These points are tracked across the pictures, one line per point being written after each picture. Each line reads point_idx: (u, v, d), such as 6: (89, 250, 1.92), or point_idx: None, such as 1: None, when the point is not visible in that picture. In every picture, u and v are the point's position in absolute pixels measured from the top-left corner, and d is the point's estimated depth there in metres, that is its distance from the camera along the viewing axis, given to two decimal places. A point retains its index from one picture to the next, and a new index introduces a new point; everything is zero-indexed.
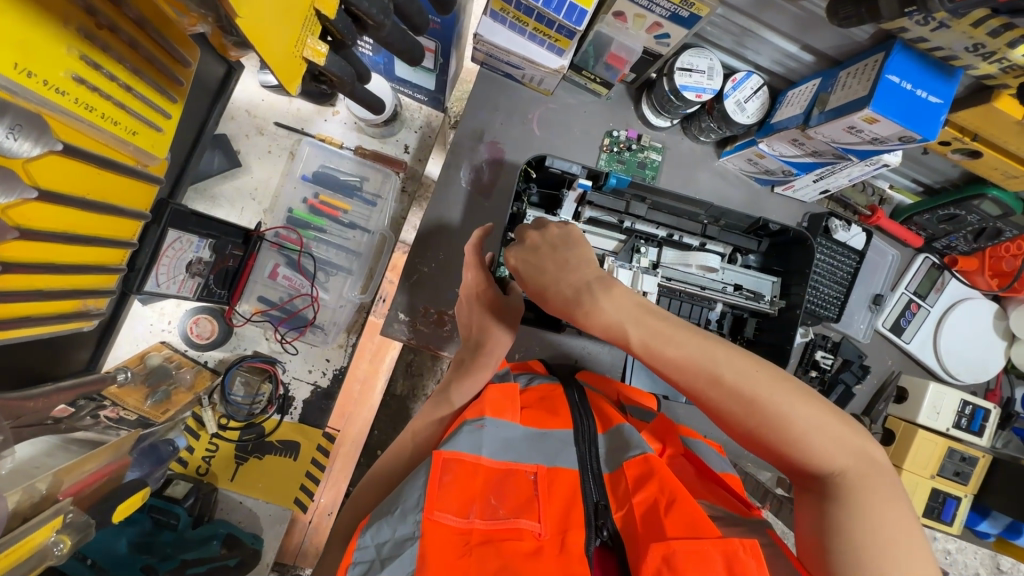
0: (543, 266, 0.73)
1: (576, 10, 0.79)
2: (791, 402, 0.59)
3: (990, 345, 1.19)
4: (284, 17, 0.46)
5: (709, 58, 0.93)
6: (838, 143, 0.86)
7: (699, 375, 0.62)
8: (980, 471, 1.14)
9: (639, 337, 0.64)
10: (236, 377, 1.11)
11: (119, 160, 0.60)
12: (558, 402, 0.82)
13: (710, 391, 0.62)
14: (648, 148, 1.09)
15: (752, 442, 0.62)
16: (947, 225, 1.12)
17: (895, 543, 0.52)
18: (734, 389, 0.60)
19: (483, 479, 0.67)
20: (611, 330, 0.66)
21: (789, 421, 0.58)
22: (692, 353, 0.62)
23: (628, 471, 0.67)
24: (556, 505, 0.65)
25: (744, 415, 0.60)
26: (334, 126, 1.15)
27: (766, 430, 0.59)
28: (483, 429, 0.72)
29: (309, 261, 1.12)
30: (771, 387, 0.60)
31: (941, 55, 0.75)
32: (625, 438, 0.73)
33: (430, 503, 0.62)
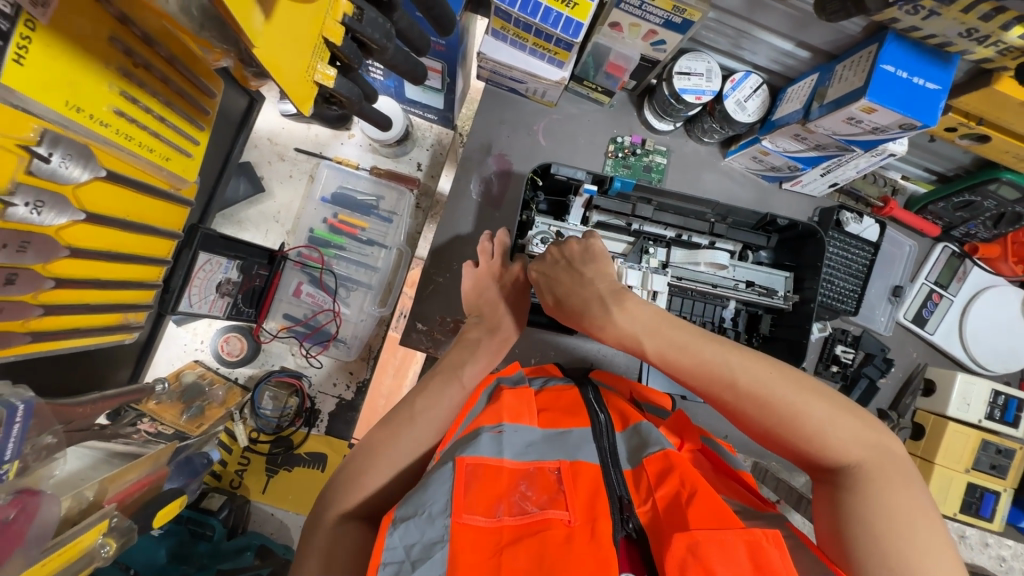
0: (559, 278, 0.80)
1: (572, 23, 0.83)
2: (803, 399, 0.60)
3: (1018, 332, 1.16)
4: (297, 44, 0.50)
5: (707, 61, 0.96)
6: (840, 135, 0.87)
7: (713, 380, 0.64)
8: (1018, 465, 1.10)
9: (654, 347, 0.68)
10: (265, 391, 1.16)
11: (153, 183, 0.66)
12: (573, 403, 0.83)
13: (725, 395, 0.64)
14: (653, 152, 1.10)
15: (767, 440, 0.64)
16: (963, 212, 1.11)
17: (913, 532, 0.52)
18: (747, 391, 0.62)
19: (507, 481, 0.68)
20: (626, 342, 0.71)
21: (805, 418, 0.60)
22: (705, 360, 0.65)
23: (648, 468, 0.69)
24: (582, 494, 0.66)
25: (759, 416, 0.62)
26: (350, 149, 1.21)
27: (780, 428, 0.61)
28: (502, 433, 0.73)
29: (330, 277, 1.19)
30: (783, 386, 0.61)
31: (936, 42, 0.75)
32: (645, 436, 0.75)
33: (457, 507, 0.64)
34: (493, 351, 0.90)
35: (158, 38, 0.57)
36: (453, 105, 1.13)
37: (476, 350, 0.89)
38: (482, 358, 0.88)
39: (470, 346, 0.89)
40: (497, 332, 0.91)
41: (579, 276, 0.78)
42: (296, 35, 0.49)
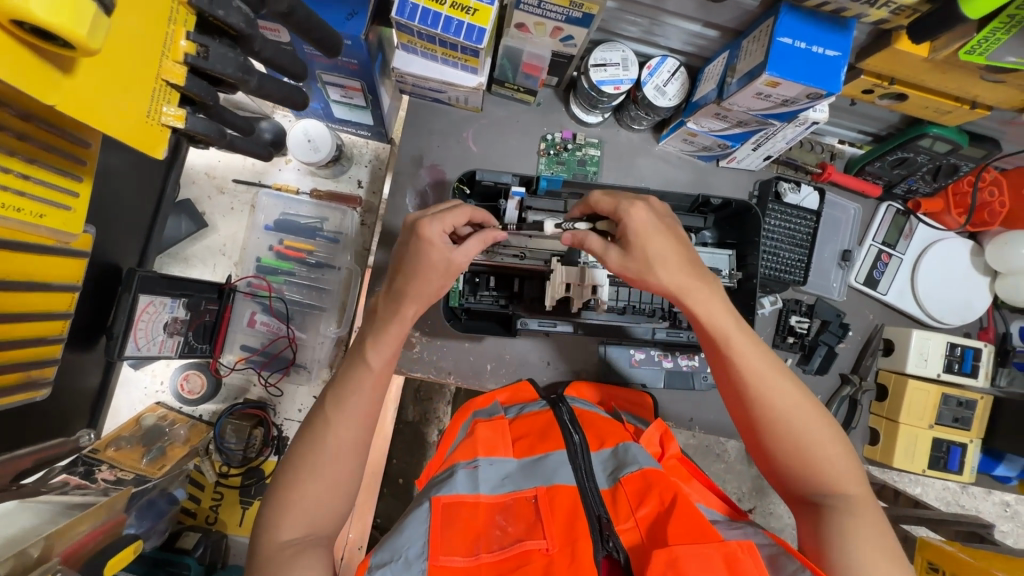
0: (659, 250, 0.75)
1: (475, 30, 0.84)
2: (828, 433, 0.73)
3: (972, 282, 1.15)
4: (126, 94, 0.52)
5: (621, 50, 0.96)
6: (755, 110, 0.87)
7: (769, 394, 0.74)
8: (982, 415, 1.09)
9: (738, 349, 0.76)
10: (227, 424, 1.15)
11: (24, 239, 0.66)
12: (546, 425, 0.87)
13: (773, 408, 0.74)
14: (585, 146, 1.10)
15: (780, 458, 0.75)
16: (900, 170, 1.11)
17: (884, 555, 0.65)
18: (791, 411, 0.74)
19: (484, 515, 0.72)
20: (712, 327, 0.76)
21: (824, 448, 0.72)
22: (770, 378, 0.75)
23: (627, 487, 0.73)
24: (559, 521, 0.70)
25: (791, 432, 0.73)
26: (288, 174, 1.21)
27: (803, 448, 0.73)
28: (478, 468, 0.78)
29: (281, 304, 1.19)
30: (817, 418, 0.74)
31: (831, 8, 0.75)
32: (623, 455, 0.79)
33: (433, 549, 0.67)
34: (394, 336, 0.77)
35: (5, 97, 0.58)
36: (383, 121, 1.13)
37: (389, 326, 0.77)
38: (385, 344, 0.77)
39: (383, 321, 0.78)
40: (410, 295, 0.76)
41: (684, 256, 0.76)
42: (125, 87, 0.52)
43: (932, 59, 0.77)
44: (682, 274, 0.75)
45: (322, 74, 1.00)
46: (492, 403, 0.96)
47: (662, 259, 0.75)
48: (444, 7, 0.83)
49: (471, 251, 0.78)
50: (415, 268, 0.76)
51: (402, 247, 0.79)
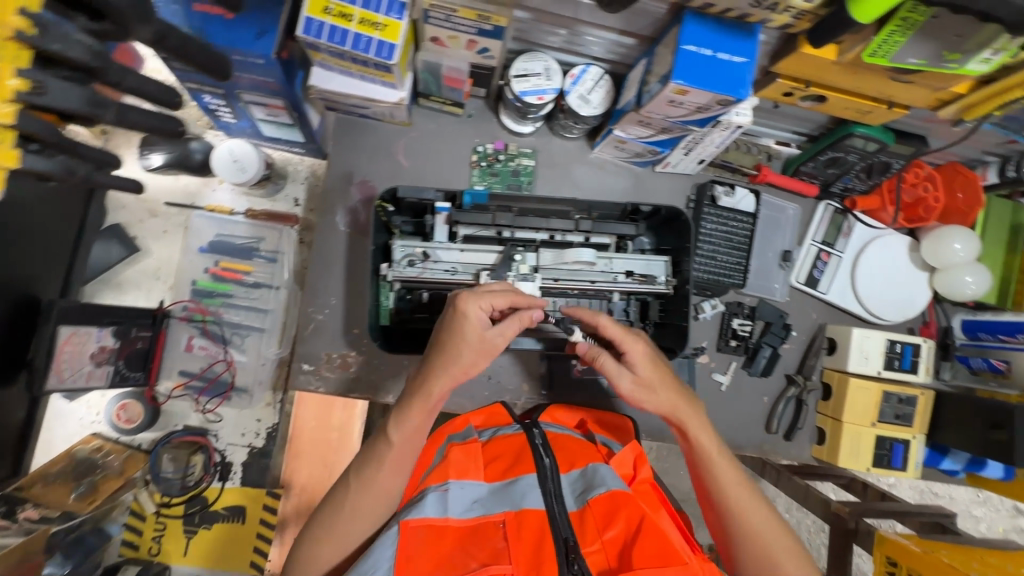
0: (652, 364, 0.87)
1: (385, 45, 0.83)
2: (784, 533, 0.82)
3: (912, 278, 1.15)
4: None
5: (543, 60, 0.95)
6: (673, 117, 0.86)
7: (736, 494, 0.83)
8: (923, 410, 1.09)
9: (709, 453, 0.86)
10: (163, 454, 1.11)
11: None
12: (519, 448, 0.86)
13: (738, 508, 0.82)
14: (518, 156, 1.10)
15: (743, 557, 0.81)
16: (834, 169, 1.11)
17: None
18: (755, 511, 0.82)
19: (452, 538, 0.74)
20: (689, 432, 0.86)
21: (781, 546, 0.80)
22: (736, 479, 0.84)
23: (595, 508, 0.76)
24: (526, 545, 0.72)
25: (754, 530, 0.81)
26: (222, 194, 1.19)
27: (765, 545, 0.80)
28: (448, 491, 0.78)
29: (217, 327, 1.17)
30: (775, 518, 0.83)
31: (734, 14, 0.74)
32: (592, 477, 0.81)
33: (399, 566, 0.71)
34: (423, 411, 0.83)
35: None
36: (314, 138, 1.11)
37: (423, 399, 0.83)
38: (413, 417, 0.82)
39: (415, 395, 0.83)
40: (444, 369, 0.82)
41: (669, 374, 0.88)
42: None
43: (840, 62, 0.77)
44: (668, 386, 0.87)
45: (243, 94, 0.98)
46: (465, 427, 0.92)
47: (656, 387, 0.86)
48: (352, 24, 0.82)
49: (506, 330, 0.83)
50: (450, 347, 0.82)
51: (447, 316, 0.84)
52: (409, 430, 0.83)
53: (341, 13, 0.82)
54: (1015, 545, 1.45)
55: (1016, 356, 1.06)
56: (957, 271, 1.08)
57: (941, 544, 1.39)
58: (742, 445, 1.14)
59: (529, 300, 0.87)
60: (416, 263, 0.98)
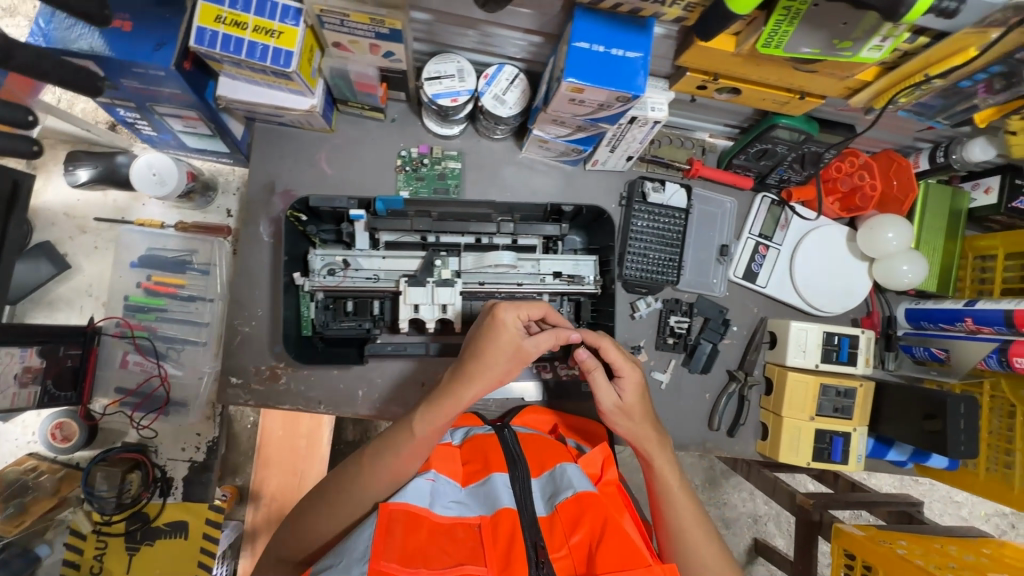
0: (635, 390, 0.88)
1: (282, 53, 0.81)
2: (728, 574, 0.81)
3: (852, 268, 1.13)
4: None
5: (455, 61, 0.93)
6: (581, 115, 0.85)
7: (690, 528, 0.83)
8: (864, 402, 1.07)
9: (670, 481, 0.86)
10: (97, 473, 1.10)
11: None
12: (492, 451, 0.87)
13: (690, 542, 0.82)
14: (444, 159, 1.08)
15: None
16: (766, 161, 1.09)
17: None
18: (706, 546, 0.82)
19: (428, 533, 0.72)
20: (658, 463, 0.87)
21: None
22: (691, 512, 0.84)
23: (562, 513, 0.76)
24: (498, 546, 0.71)
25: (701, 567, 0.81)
26: (152, 208, 1.18)
27: None
28: (435, 483, 0.81)
29: (150, 341, 1.15)
30: (721, 556, 0.82)
31: (625, 8, 0.73)
32: (559, 480, 0.81)
33: (375, 555, 0.66)
34: (448, 412, 0.83)
35: None
36: (239, 148, 1.10)
37: (452, 401, 0.83)
38: (440, 416, 0.82)
39: (447, 396, 0.83)
40: (477, 375, 0.82)
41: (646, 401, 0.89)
42: None
43: (740, 53, 0.75)
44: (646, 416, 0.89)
45: (156, 106, 0.97)
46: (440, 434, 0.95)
47: (637, 412, 0.88)
48: (246, 32, 0.80)
49: (541, 342, 0.84)
50: (487, 354, 0.82)
51: (482, 324, 0.85)
52: (436, 429, 0.83)
53: (234, 21, 0.80)
54: (977, 533, 1.43)
55: (954, 345, 1.05)
56: (895, 260, 1.06)
57: (899, 533, 1.38)
58: (685, 443, 1.13)
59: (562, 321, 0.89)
60: (337, 272, 0.98)
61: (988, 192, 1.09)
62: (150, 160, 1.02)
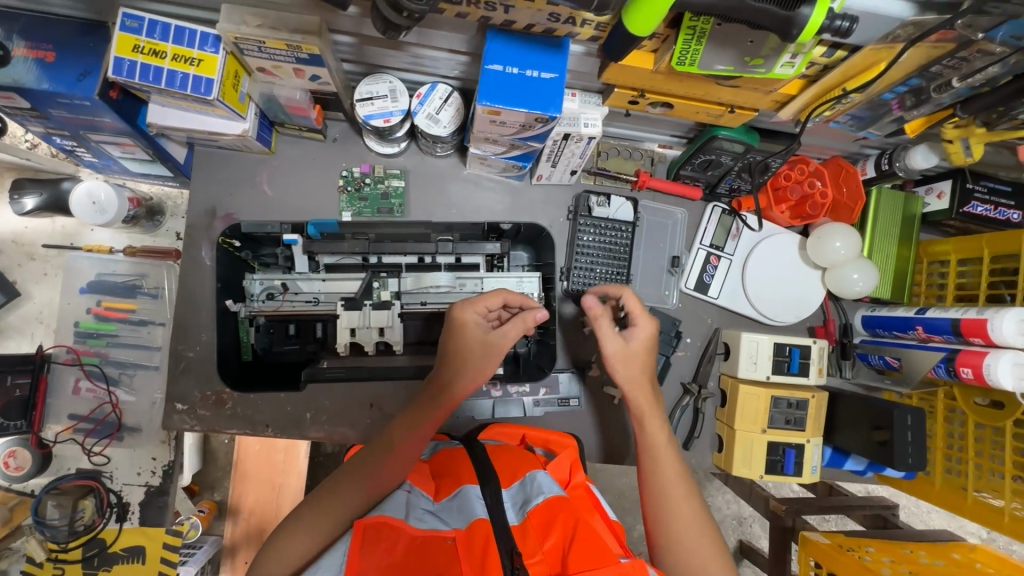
0: (635, 339, 0.89)
1: (202, 80, 0.81)
2: (713, 540, 0.77)
3: (805, 277, 1.12)
4: None
5: (387, 81, 0.92)
6: (508, 134, 0.84)
7: (675, 484, 0.81)
8: (817, 413, 1.06)
9: (659, 434, 0.85)
10: (47, 501, 1.13)
11: None
12: (460, 463, 0.83)
13: (674, 499, 0.79)
14: (387, 178, 1.07)
15: (665, 557, 0.77)
16: (713, 171, 1.07)
17: None
18: (689, 507, 0.79)
19: (404, 548, 0.66)
20: (647, 414, 0.86)
21: (709, 544, 0.76)
22: (676, 470, 0.82)
23: (533, 519, 0.70)
24: (473, 554, 0.65)
25: (682, 526, 0.77)
26: (102, 233, 1.17)
27: (691, 544, 0.76)
28: (410, 496, 0.77)
29: (99, 367, 1.14)
30: (707, 524, 0.78)
31: (539, 28, 0.72)
32: (529, 486, 0.76)
33: None
34: (434, 414, 0.83)
35: None
36: (184, 167, 1.08)
37: (435, 403, 0.84)
38: (423, 422, 0.82)
39: (427, 402, 0.84)
40: (456, 376, 0.84)
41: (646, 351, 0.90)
42: None
43: (659, 71, 0.74)
44: (642, 366, 0.88)
45: (90, 135, 0.96)
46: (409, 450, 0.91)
47: (639, 357, 0.88)
48: (165, 61, 0.79)
49: (511, 330, 0.85)
50: (459, 348, 0.85)
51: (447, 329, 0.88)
52: (422, 436, 0.82)
53: (152, 50, 0.79)
54: (946, 536, 1.39)
55: (906, 354, 1.03)
56: (846, 268, 1.05)
57: (866, 540, 1.34)
58: None
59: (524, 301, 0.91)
60: (276, 296, 0.97)
61: (939, 197, 1.06)
62: (88, 188, 1.02)
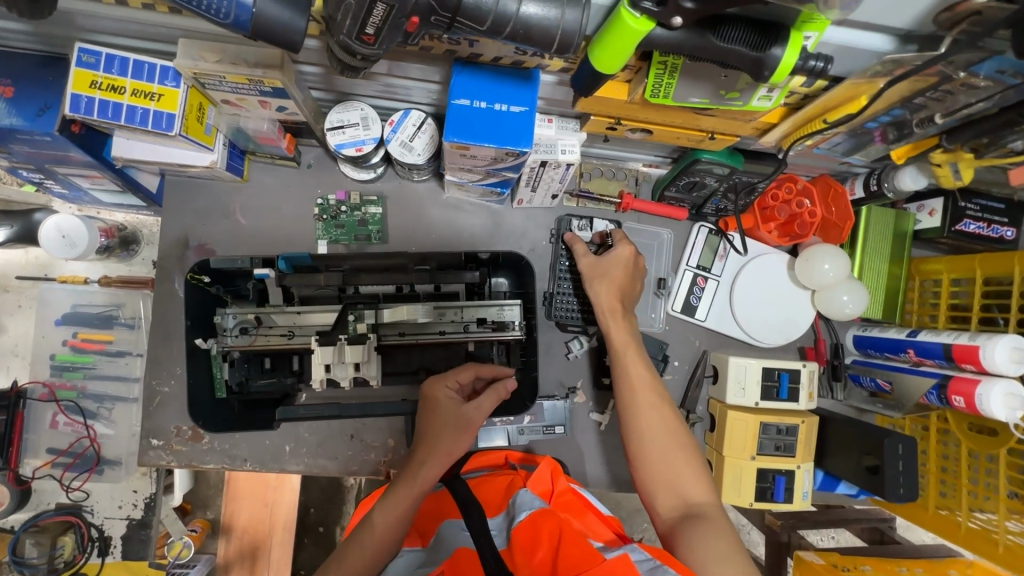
0: (604, 263, 0.96)
1: (163, 115, 0.78)
2: (689, 451, 0.76)
3: (794, 297, 1.10)
4: None
5: (359, 108, 0.89)
6: (481, 165, 0.81)
7: (646, 392, 0.81)
8: (808, 438, 1.02)
9: (626, 343, 0.87)
10: (25, 540, 1.14)
11: None
12: (446, 504, 0.80)
13: (645, 404, 0.80)
14: (364, 204, 1.04)
15: (642, 467, 0.76)
16: (697, 192, 1.04)
17: (714, 563, 0.63)
18: (659, 413, 0.79)
19: None
20: (615, 325, 0.90)
21: (682, 445, 0.76)
22: (647, 380, 0.83)
23: (519, 538, 0.64)
24: None
25: (654, 431, 0.77)
26: (76, 264, 1.14)
27: (662, 445, 0.76)
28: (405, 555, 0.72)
29: (76, 400, 1.12)
30: (681, 434, 0.78)
31: (508, 61, 0.69)
32: (513, 511, 0.71)
33: None
34: (414, 494, 0.77)
35: None
36: (158, 193, 1.02)
37: (414, 482, 0.78)
38: (401, 502, 0.76)
39: (405, 480, 0.79)
40: (435, 452, 0.81)
41: (615, 269, 0.95)
42: None
43: (634, 101, 0.71)
44: (613, 280, 0.94)
45: (55, 168, 0.91)
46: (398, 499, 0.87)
47: (613, 276, 0.94)
48: (124, 96, 0.76)
49: (483, 404, 0.87)
50: (434, 425, 0.85)
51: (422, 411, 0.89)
52: (400, 515, 0.75)
53: (111, 86, 0.76)
54: (946, 553, 1.27)
55: (897, 377, 1.00)
56: (835, 290, 1.03)
57: (862, 558, 1.24)
58: (628, 483, 1.10)
59: (494, 371, 0.95)
60: (250, 330, 0.95)
61: (931, 215, 1.03)
62: (57, 223, 0.99)
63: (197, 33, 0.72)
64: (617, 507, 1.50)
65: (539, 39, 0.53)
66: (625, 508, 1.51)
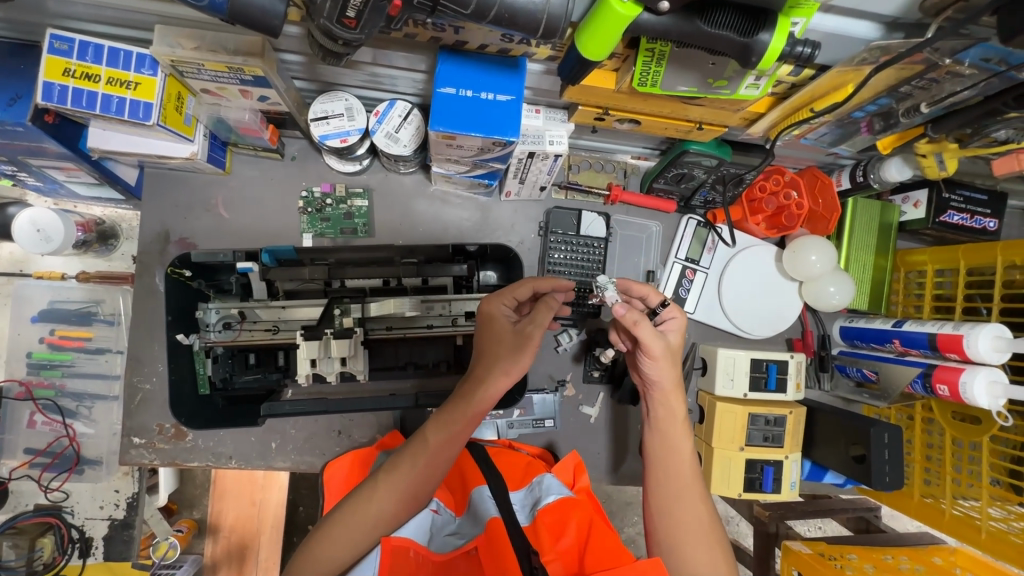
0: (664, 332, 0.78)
1: (140, 104, 0.76)
2: (715, 526, 0.72)
3: (781, 290, 1.10)
4: None
5: (343, 99, 0.87)
6: (468, 155, 0.80)
7: (685, 471, 0.74)
8: (795, 429, 1.03)
9: (677, 422, 0.76)
10: (2, 542, 1.11)
11: None
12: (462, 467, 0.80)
13: (682, 485, 0.73)
14: (350, 197, 1.03)
15: (663, 549, 0.71)
16: (686, 184, 1.03)
17: None
18: (695, 496, 0.73)
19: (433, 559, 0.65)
20: (670, 405, 0.77)
21: (710, 529, 0.72)
22: (687, 458, 0.75)
23: (545, 519, 0.65)
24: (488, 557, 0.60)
25: (685, 516, 0.71)
26: (52, 260, 1.12)
27: (692, 537, 0.70)
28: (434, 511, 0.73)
29: (54, 399, 1.10)
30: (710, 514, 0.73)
31: (494, 49, 0.68)
32: (538, 491, 0.72)
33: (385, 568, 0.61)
34: (470, 414, 0.71)
35: None
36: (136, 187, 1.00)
37: (469, 403, 0.71)
38: (457, 425, 0.70)
39: (462, 399, 0.72)
40: (492, 372, 0.71)
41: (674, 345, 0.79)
42: None
43: (621, 90, 0.70)
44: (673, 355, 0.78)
45: (29, 159, 0.87)
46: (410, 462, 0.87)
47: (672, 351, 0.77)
48: (98, 85, 0.74)
49: (540, 318, 0.73)
50: (488, 345, 0.74)
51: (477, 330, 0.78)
52: (454, 437, 0.70)
53: (85, 74, 0.73)
54: (929, 540, 1.28)
55: (883, 368, 1.02)
56: (823, 282, 1.03)
57: (848, 547, 1.25)
58: (616, 474, 1.10)
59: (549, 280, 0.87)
60: (233, 325, 0.94)
61: (916, 206, 1.03)
62: (31, 216, 0.97)
63: (172, 19, 0.70)
64: (608, 500, 1.50)
65: (524, 24, 0.52)
66: (616, 501, 1.51)
